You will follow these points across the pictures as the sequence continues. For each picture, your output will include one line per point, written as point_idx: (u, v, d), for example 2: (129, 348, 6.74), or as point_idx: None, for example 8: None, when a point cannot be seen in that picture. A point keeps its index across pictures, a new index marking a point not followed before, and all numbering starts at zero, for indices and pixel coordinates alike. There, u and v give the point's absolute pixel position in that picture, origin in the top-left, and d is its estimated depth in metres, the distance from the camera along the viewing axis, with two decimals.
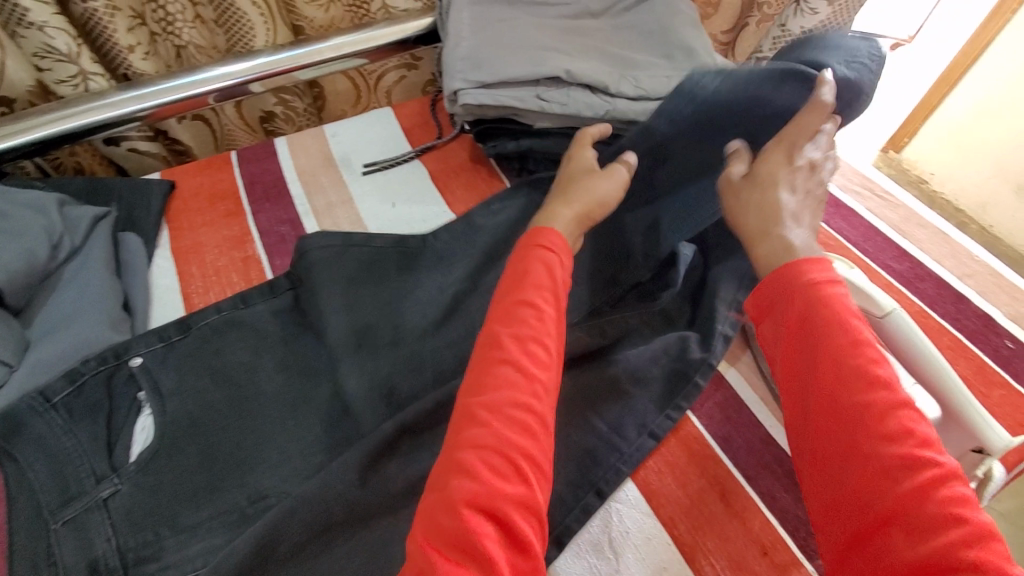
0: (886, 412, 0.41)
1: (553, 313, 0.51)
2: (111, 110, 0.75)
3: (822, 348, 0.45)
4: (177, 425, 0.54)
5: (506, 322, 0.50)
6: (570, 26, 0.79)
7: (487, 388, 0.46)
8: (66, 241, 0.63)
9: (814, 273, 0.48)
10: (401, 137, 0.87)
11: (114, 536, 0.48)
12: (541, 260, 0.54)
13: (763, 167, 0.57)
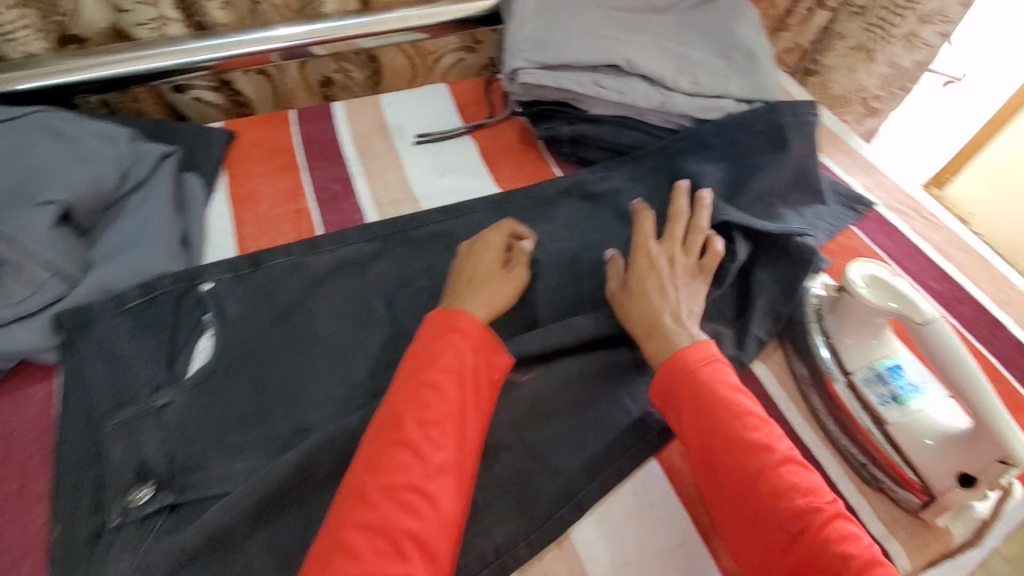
0: (783, 475, 0.46)
1: (454, 396, 0.49)
2: (182, 57, 0.78)
3: (718, 425, 0.49)
4: (235, 350, 0.58)
5: (409, 399, 0.48)
6: (635, 19, 0.80)
7: (385, 463, 0.45)
8: (133, 173, 0.67)
9: (700, 361, 0.52)
10: (454, 113, 0.89)
11: (163, 443, 0.52)
12: (455, 347, 0.51)
13: (637, 266, 0.61)
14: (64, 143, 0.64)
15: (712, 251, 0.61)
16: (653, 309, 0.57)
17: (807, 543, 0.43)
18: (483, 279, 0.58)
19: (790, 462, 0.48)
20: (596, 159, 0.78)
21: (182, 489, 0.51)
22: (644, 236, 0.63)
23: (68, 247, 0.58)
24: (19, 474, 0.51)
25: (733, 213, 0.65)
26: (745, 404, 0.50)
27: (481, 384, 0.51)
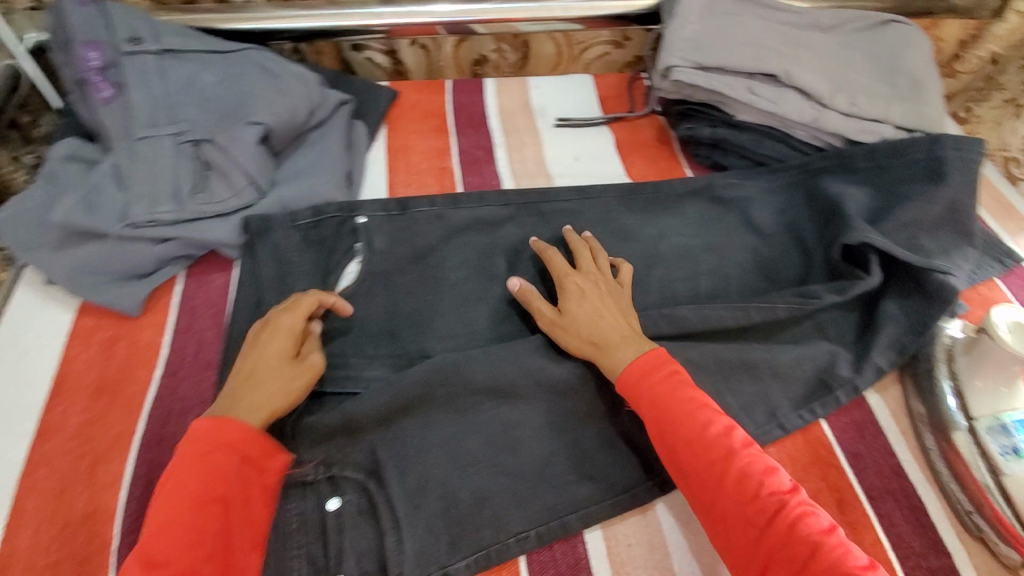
0: (746, 471, 0.46)
1: (224, 519, 0.44)
2: (366, 19, 0.88)
3: (674, 425, 0.49)
4: (377, 278, 0.65)
5: (182, 539, 0.42)
6: (799, 35, 0.80)
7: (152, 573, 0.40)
8: (318, 112, 0.76)
9: (650, 365, 0.52)
10: (595, 103, 0.92)
11: (312, 341, 0.60)
12: (221, 459, 0.45)
13: (566, 292, 0.59)
14: (270, 77, 0.74)
15: (622, 274, 0.63)
16: (607, 327, 0.56)
17: (774, 534, 0.43)
18: (274, 369, 0.51)
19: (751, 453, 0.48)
20: (732, 165, 0.79)
21: (323, 383, 0.58)
22: (559, 269, 0.61)
23: (262, 164, 0.68)
24: (197, 341, 0.61)
25: (873, 235, 0.64)
26: (699, 405, 0.50)
27: (249, 492, 0.47)
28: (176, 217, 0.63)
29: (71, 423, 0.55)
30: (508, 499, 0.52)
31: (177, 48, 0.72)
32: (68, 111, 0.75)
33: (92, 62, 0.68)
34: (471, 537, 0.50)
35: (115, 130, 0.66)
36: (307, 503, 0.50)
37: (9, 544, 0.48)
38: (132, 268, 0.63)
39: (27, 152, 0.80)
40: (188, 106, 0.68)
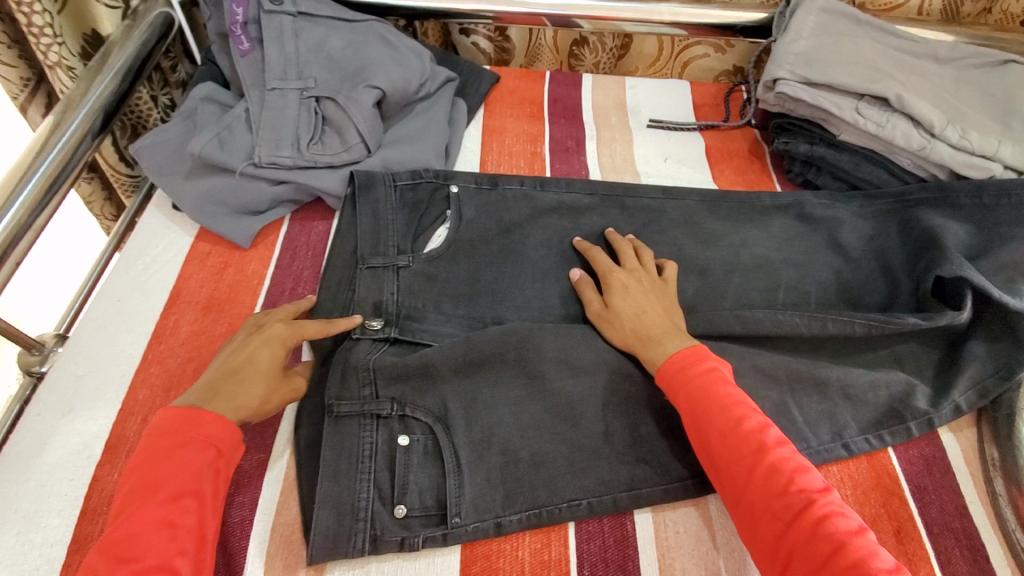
0: (778, 467, 0.46)
1: (194, 513, 0.45)
2: (476, 5, 0.90)
3: (707, 417, 0.49)
4: (462, 243, 0.68)
5: (152, 522, 0.44)
6: (916, 63, 0.79)
7: (124, 550, 0.42)
8: (428, 86, 0.80)
9: (688, 358, 0.53)
10: (689, 110, 0.93)
11: (397, 293, 0.64)
12: (196, 453, 0.47)
13: (611, 288, 0.61)
14: (390, 48, 0.79)
15: (667, 271, 0.65)
16: (650, 322, 0.57)
17: (799, 529, 0.43)
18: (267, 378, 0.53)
19: (782, 451, 0.47)
20: (825, 185, 0.80)
21: (403, 332, 0.62)
22: (605, 268, 0.64)
23: (372, 127, 0.73)
24: (296, 278, 0.67)
25: (971, 271, 0.62)
26: (735, 400, 0.50)
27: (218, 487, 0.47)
28: (294, 163, 0.69)
29: (182, 331, 0.61)
30: (568, 465, 0.54)
31: (310, 12, 0.78)
32: (207, 59, 0.82)
33: (237, 16, 0.74)
34: (527, 494, 0.52)
35: (251, 80, 0.73)
36: (377, 436, 0.53)
37: (120, 428, 0.54)
38: (248, 204, 0.69)
39: (163, 94, 0.90)
40: (316, 65, 0.74)
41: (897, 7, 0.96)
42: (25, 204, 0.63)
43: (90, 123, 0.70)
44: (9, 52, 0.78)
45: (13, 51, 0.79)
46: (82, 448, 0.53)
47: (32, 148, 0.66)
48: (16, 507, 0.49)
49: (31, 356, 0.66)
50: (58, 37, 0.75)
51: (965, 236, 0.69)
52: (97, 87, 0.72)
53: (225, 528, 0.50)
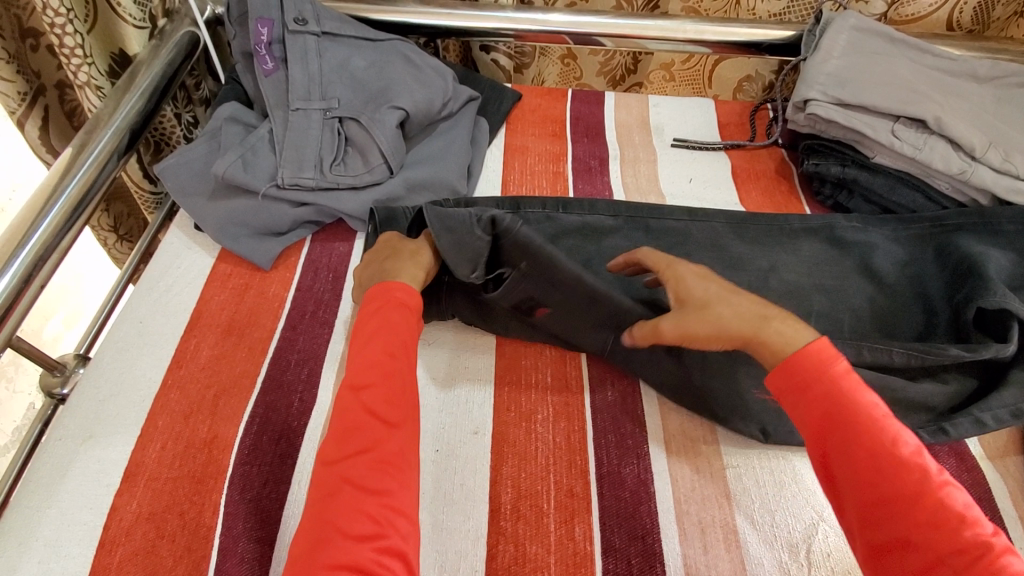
0: (944, 502, 0.41)
1: (409, 346, 0.53)
2: (497, 23, 0.89)
3: (857, 430, 0.44)
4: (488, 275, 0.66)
5: (375, 363, 0.51)
6: (951, 82, 0.76)
7: (357, 384, 0.50)
8: (451, 105, 0.80)
9: (836, 360, 0.47)
10: (714, 129, 0.91)
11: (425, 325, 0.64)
12: (392, 311, 0.54)
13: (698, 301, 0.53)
14: (413, 68, 0.79)
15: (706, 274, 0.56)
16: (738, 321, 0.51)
17: None
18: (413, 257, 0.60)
19: (942, 480, 0.42)
20: (857, 209, 0.77)
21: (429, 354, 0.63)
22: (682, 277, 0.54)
23: (395, 147, 0.72)
24: (316, 301, 0.65)
25: (1015, 303, 0.59)
26: (886, 414, 0.45)
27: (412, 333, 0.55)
28: (316, 184, 0.69)
29: (203, 355, 0.60)
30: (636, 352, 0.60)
31: (333, 32, 0.78)
32: (231, 79, 0.82)
33: (261, 36, 0.74)
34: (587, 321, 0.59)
35: (275, 100, 0.72)
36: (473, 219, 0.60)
37: (139, 455, 0.53)
38: (270, 225, 0.69)
39: (188, 112, 0.91)
40: (339, 85, 0.74)
41: (921, 18, 0.93)
42: (52, 224, 0.63)
43: (116, 144, 0.71)
44: (8, 68, 0.80)
45: (11, 66, 0.80)
46: (101, 475, 0.52)
47: (59, 169, 0.67)
48: (37, 536, 0.49)
49: (54, 377, 0.66)
50: (88, 57, 0.76)
51: (1008, 264, 0.66)
52: (123, 107, 0.73)
53: (243, 562, 0.48)
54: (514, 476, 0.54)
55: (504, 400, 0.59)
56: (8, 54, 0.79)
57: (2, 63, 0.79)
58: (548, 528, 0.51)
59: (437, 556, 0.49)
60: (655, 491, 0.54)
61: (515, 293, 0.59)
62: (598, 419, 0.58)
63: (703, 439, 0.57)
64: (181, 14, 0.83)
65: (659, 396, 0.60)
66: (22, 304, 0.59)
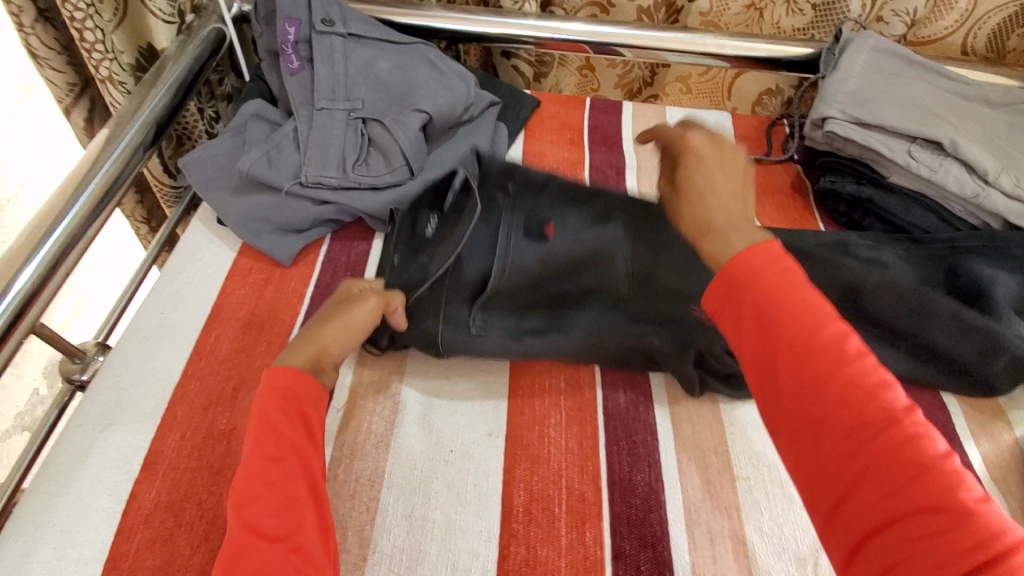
0: (859, 378, 0.38)
1: (295, 447, 0.48)
2: (520, 30, 0.90)
3: (778, 317, 0.41)
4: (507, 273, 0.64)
5: (259, 474, 0.46)
6: (967, 105, 0.77)
7: (240, 499, 0.45)
8: (472, 110, 0.81)
9: (766, 248, 0.43)
10: (731, 142, 0.92)
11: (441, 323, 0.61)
12: (278, 406, 0.50)
13: (683, 163, 0.53)
14: (436, 72, 0.80)
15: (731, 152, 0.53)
16: (718, 202, 0.49)
17: (875, 452, 0.37)
18: (321, 324, 0.57)
19: (863, 359, 0.39)
20: (871, 227, 0.77)
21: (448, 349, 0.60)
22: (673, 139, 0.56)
23: (418, 150, 0.73)
24: None
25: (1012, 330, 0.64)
26: (814, 299, 0.41)
27: (303, 422, 0.50)
28: (339, 184, 0.70)
29: (223, 348, 0.61)
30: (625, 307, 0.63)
31: (360, 33, 0.79)
32: (256, 77, 0.83)
33: (289, 36, 0.75)
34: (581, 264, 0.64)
35: (300, 99, 0.73)
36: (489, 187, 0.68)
37: (158, 444, 0.54)
38: (293, 222, 0.69)
39: (211, 107, 0.92)
40: (363, 86, 0.75)
41: (935, 40, 0.95)
42: (78, 214, 0.64)
43: (142, 136, 0.72)
44: (59, 59, 0.82)
45: (64, 58, 0.82)
46: (120, 463, 0.53)
47: (87, 161, 0.68)
48: (55, 522, 0.50)
49: (73, 364, 0.67)
50: (110, 53, 0.78)
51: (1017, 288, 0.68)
52: (151, 101, 0.74)
53: None
54: (527, 478, 0.55)
55: (518, 404, 0.60)
56: (59, 44, 0.81)
57: (51, 53, 0.81)
58: (559, 532, 0.52)
59: (449, 556, 0.50)
60: (665, 500, 0.54)
61: (520, 211, 0.67)
62: (610, 426, 0.59)
63: (713, 450, 0.58)
64: (209, 10, 0.84)
65: (671, 405, 0.61)
66: (47, 291, 0.60)
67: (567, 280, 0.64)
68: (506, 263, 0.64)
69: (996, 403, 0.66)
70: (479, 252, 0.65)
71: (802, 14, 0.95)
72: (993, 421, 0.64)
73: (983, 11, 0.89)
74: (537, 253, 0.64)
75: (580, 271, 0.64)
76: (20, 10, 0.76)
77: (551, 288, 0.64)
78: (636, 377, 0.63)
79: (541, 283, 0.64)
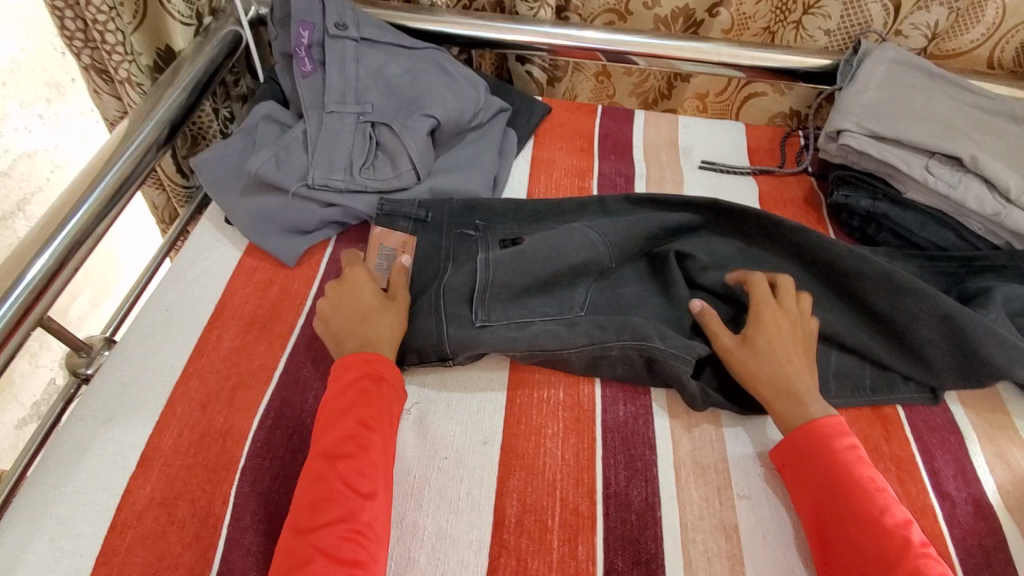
0: (921, 568, 0.45)
1: (384, 422, 0.53)
2: (534, 37, 0.90)
3: (849, 497, 0.50)
4: (497, 265, 0.64)
5: (354, 439, 0.51)
6: (989, 120, 0.75)
7: (336, 452, 0.50)
8: (482, 115, 0.81)
9: (837, 434, 0.53)
10: (744, 153, 0.90)
11: (443, 323, 0.61)
12: (368, 384, 0.54)
13: (759, 326, 0.60)
14: (447, 77, 0.80)
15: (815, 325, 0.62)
16: (792, 373, 0.57)
17: None
18: (367, 318, 0.59)
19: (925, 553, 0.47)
20: (885, 243, 0.75)
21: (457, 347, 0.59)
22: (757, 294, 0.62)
23: (425, 155, 0.73)
24: None
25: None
26: (880, 487, 0.50)
27: (392, 403, 0.55)
28: (345, 186, 0.70)
29: (223, 347, 0.61)
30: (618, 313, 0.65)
31: (372, 38, 0.80)
32: (270, 78, 0.84)
33: (302, 39, 0.76)
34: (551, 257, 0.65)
35: (310, 102, 0.74)
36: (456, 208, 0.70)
37: (156, 440, 0.54)
38: (299, 224, 0.70)
39: (225, 107, 0.93)
40: (374, 91, 0.76)
41: (959, 54, 0.92)
42: (90, 209, 0.65)
43: (156, 135, 0.73)
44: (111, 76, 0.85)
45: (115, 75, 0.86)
46: (118, 458, 0.53)
47: (101, 158, 0.69)
48: (52, 513, 0.50)
49: (79, 357, 0.68)
50: (129, 54, 0.79)
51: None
52: (166, 100, 0.75)
53: (249, 554, 0.49)
54: (521, 489, 0.54)
55: (515, 412, 0.59)
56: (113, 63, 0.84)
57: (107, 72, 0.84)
58: (551, 545, 0.51)
59: (438, 566, 0.49)
60: (661, 517, 0.53)
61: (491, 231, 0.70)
62: (608, 439, 0.58)
63: (714, 468, 0.57)
64: (226, 13, 0.86)
65: (672, 420, 0.60)
66: (56, 284, 0.61)
67: (551, 263, 0.64)
68: (489, 261, 0.64)
69: (1014, 429, 0.63)
70: (460, 260, 0.66)
71: (814, 40, 0.93)
72: (1012, 450, 0.61)
73: (1009, 26, 0.86)
74: (514, 252, 0.65)
75: (559, 254, 0.65)
76: (76, 33, 0.79)
77: (542, 275, 0.64)
78: (636, 391, 0.62)
79: (527, 268, 0.63)
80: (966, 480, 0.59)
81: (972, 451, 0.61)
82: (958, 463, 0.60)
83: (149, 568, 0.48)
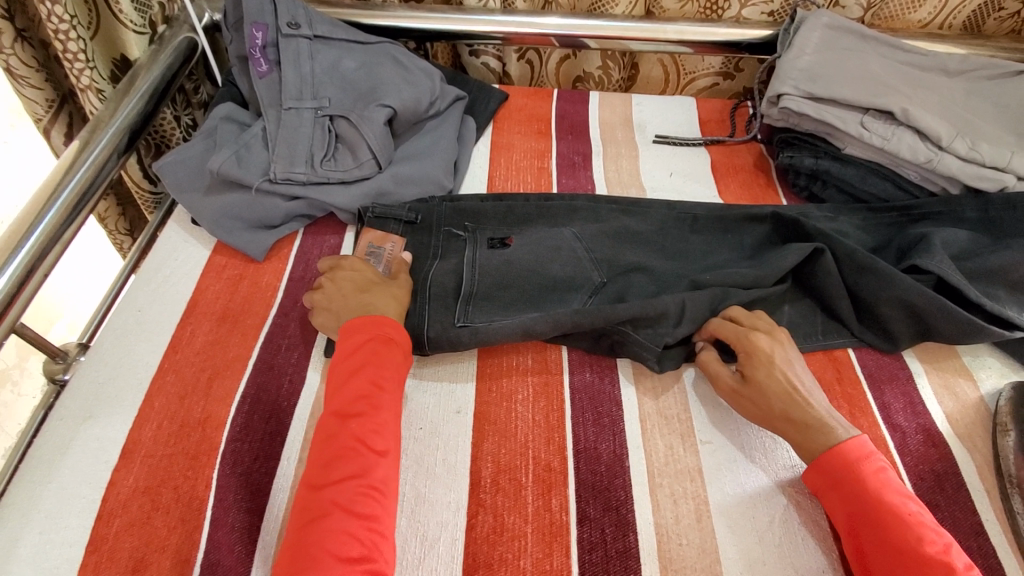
0: None
1: (395, 381, 0.55)
2: (488, 25, 0.92)
3: (885, 525, 0.47)
4: (490, 262, 0.67)
5: (369, 401, 0.53)
6: (921, 76, 0.79)
7: (346, 412, 0.52)
8: (438, 103, 0.83)
9: (863, 457, 0.51)
10: (695, 125, 0.94)
11: (427, 312, 0.62)
12: (376, 348, 0.57)
13: (750, 362, 0.58)
14: (402, 69, 0.82)
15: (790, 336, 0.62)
16: (804, 402, 0.55)
17: None
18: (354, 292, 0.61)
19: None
20: (831, 199, 0.80)
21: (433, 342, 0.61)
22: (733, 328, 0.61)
23: (384, 144, 0.76)
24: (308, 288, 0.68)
25: (956, 276, 0.64)
26: (918, 517, 0.47)
27: (400, 365, 0.57)
28: (308, 179, 0.72)
29: (198, 341, 0.63)
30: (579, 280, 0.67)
31: (325, 35, 0.81)
32: (228, 81, 0.86)
33: (256, 40, 0.77)
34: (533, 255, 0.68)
35: (268, 100, 0.75)
36: None
37: (136, 433, 0.56)
38: (264, 218, 0.72)
39: (186, 115, 0.94)
40: (329, 85, 0.78)
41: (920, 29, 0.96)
42: (53, 218, 0.66)
43: (115, 142, 0.74)
44: (37, 76, 0.83)
45: (41, 75, 0.83)
46: (100, 452, 0.55)
47: (61, 166, 0.70)
48: (38, 508, 0.51)
49: (56, 364, 0.68)
50: (90, 61, 0.79)
51: (967, 247, 0.69)
52: (124, 107, 0.76)
53: (232, 531, 0.51)
54: (494, 451, 0.56)
55: (486, 380, 0.62)
56: (38, 62, 0.82)
57: (31, 71, 0.82)
58: (526, 499, 0.53)
59: (418, 527, 0.51)
60: (629, 465, 0.56)
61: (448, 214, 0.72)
62: (576, 398, 0.60)
63: (677, 417, 0.60)
64: (180, 21, 0.87)
65: (636, 376, 0.63)
66: (25, 291, 0.62)
67: (519, 251, 0.68)
68: (476, 262, 0.67)
69: (958, 362, 0.67)
70: (447, 257, 0.68)
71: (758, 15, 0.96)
72: (956, 379, 0.65)
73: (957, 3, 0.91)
74: (502, 258, 0.67)
75: (545, 267, 0.67)
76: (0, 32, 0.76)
77: (523, 270, 0.66)
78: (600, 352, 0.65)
79: (512, 276, 0.66)
80: (914, 412, 0.62)
81: (920, 385, 0.65)
82: (905, 395, 0.64)
83: (138, 551, 0.49)
